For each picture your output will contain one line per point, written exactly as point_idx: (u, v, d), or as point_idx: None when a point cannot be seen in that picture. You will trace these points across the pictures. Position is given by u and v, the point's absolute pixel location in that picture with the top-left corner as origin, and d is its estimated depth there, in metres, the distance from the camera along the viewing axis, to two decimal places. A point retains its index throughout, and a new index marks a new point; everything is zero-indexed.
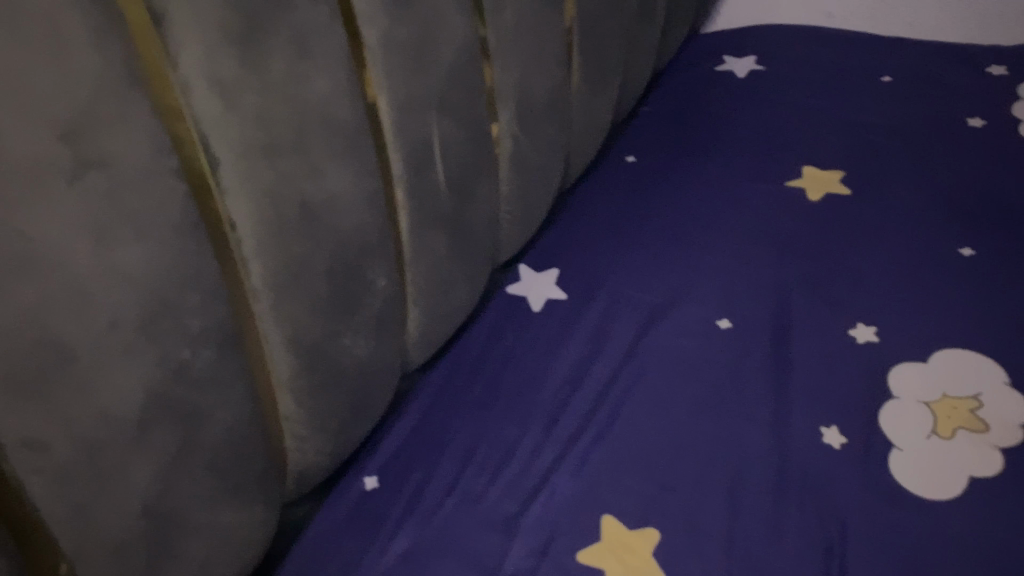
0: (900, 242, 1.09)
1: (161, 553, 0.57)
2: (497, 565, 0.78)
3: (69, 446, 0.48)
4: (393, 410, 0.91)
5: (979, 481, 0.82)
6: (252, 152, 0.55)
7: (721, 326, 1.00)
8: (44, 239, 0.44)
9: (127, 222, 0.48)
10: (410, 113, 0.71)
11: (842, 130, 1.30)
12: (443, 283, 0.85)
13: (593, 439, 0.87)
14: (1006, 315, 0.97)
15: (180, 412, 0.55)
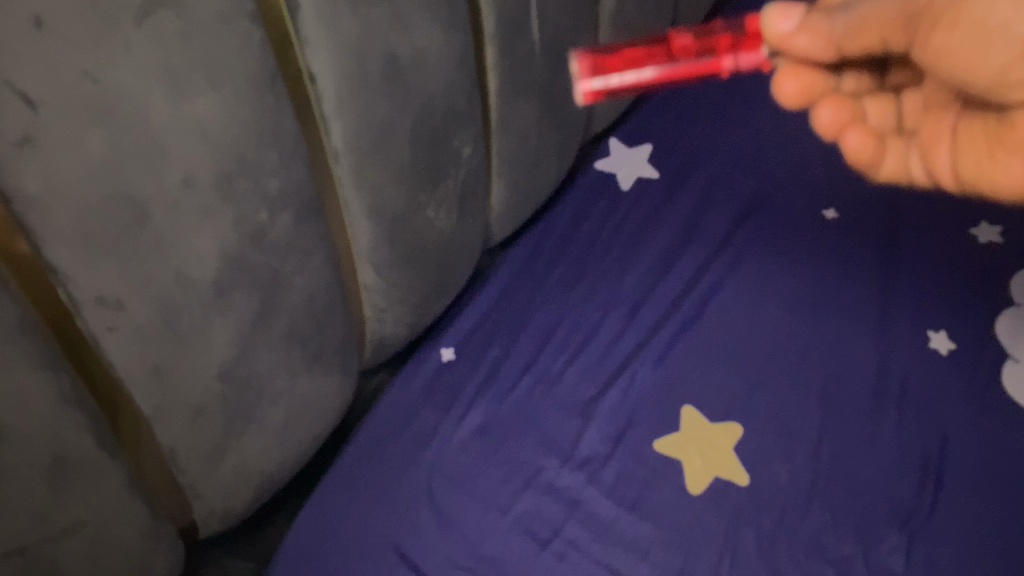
0: None
1: (240, 418, 0.57)
2: (572, 448, 0.76)
3: (144, 308, 0.46)
4: (473, 283, 0.87)
5: None
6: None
7: (827, 216, 0.93)
8: (114, 86, 0.40)
9: (201, 72, 0.44)
10: None
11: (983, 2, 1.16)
12: (531, 156, 0.80)
13: (680, 327, 0.83)
14: None
15: (258, 279, 0.53)
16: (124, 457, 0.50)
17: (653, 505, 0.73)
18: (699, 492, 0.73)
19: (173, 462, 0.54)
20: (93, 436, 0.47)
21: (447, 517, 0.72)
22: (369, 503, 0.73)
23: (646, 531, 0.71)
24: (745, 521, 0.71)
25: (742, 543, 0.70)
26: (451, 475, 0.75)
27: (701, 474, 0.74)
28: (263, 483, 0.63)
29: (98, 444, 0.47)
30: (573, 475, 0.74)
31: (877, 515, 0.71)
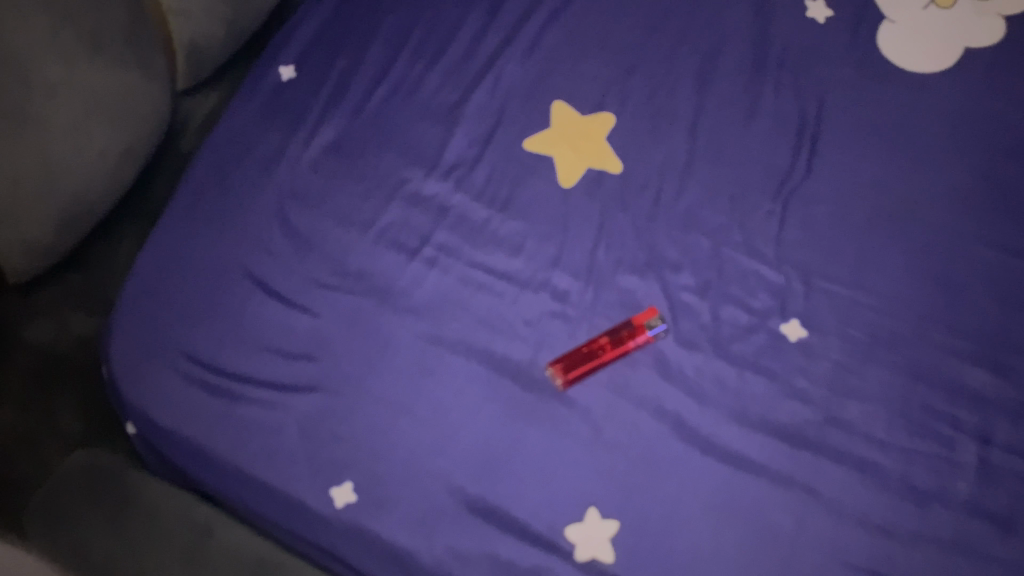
0: (908, 90, 0.89)
1: (85, 298, 0.93)
2: (438, 157, 0.89)
3: (40, 217, 0.72)
4: (298, 87, 0.94)
5: (928, 42, 0.93)
6: (137, 44, 0.76)
7: (657, 24, 0.96)
8: (52, 155, 0.71)
9: (69, 109, 0.71)
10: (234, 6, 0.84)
11: None
12: (360, 48, 0.96)
13: (550, 19, 0.97)
14: (979, 69, 0.90)
15: (74, 210, 0.76)
16: (62, 221, 0.75)
17: (518, 202, 0.86)
18: (571, 184, 0.86)
19: (53, 252, 0.77)
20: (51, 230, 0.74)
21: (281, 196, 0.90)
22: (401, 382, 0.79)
23: (499, 217, 0.85)
24: (536, 158, 0.88)
25: (491, 176, 0.88)
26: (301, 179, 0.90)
27: (576, 165, 0.87)
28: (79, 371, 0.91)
29: (53, 226, 0.74)
30: (440, 181, 0.88)
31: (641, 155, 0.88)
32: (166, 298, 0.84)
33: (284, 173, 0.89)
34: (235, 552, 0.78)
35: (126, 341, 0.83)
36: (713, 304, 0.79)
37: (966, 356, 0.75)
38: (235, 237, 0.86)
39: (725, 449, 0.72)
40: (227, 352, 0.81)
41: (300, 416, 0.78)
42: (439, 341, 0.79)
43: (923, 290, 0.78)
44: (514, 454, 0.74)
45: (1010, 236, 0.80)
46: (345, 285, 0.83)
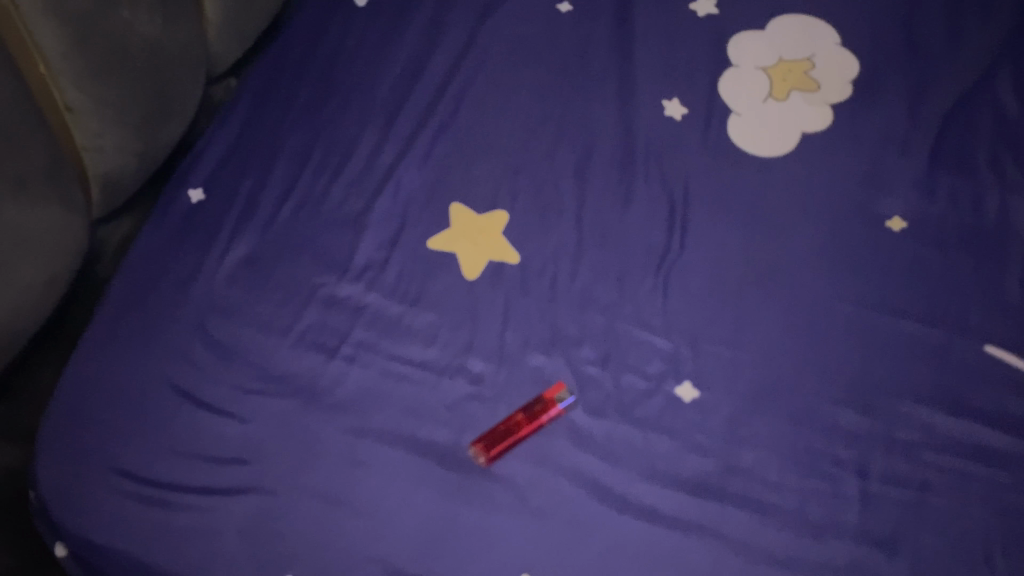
0: (758, 173, 1.03)
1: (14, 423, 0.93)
2: (349, 261, 0.96)
3: None
4: (209, 207, 0.99)
5: (773, 131, 1.07)
6: (64, 184, 0.78)
7: (538, 128, 1.07)
8: None
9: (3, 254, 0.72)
10: (149, 137, 0.88)
11: (703, 41, 1.16)
12: (266, 166, 1.03)
13: (440, 129, 1.06)
14: (815, 151, 1.05)
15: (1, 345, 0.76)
16: None
17: (429, 296, 0.93)
18: (475, 277, 0.94)
19: None
20: None
21: (199, 306, 0.93)
22: (334, 475, 0.82)
23: (412, 311, 0.92)
24: (440, 255, 0.96)
25: (400, 274, 0.95)
26: (218, 293, 0.93)
27: (478, 259, 0.96)
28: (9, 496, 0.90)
29: None
30: (353, 283, 0.94)
31: (536, 244, 0.97)
32: (95, 418, 0.86)
33: (202, 288, 0.94)
34: None
35: (56, 461, 0.84)
36: (614, 373, 0.88)
37: (836, 399, 0.86)
38: (158, 354, 0.90)
39: (640, 504, 0.80)
40: (161, 465, 0.83)
41: (238, 517, 0.80)
42: (366, 435, 0.84)
43: (792, 343, 0.89)
44: (449, 533, 0.79)
45: (859, 290, 0.93)
46: (271, 389, 0.87)
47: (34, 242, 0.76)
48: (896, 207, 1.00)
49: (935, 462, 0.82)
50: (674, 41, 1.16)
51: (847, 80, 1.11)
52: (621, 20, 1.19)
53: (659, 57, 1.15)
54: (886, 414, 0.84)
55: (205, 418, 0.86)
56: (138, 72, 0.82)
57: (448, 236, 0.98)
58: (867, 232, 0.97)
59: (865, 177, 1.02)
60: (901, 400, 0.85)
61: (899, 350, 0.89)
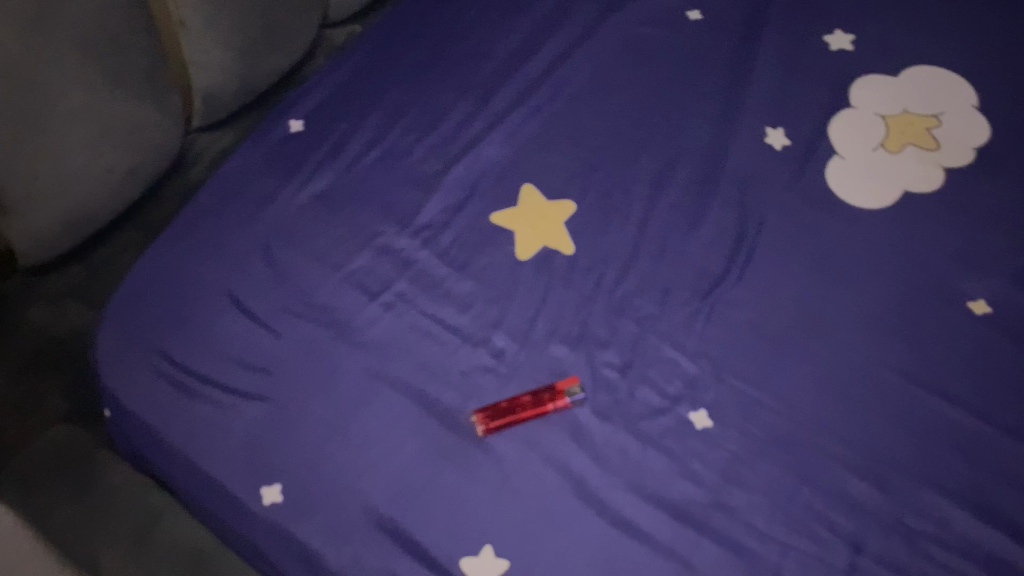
0: (843, 221, 0.99)
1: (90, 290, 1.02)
2: (413, 216, 0.99)
3: (46, 218, 0.84)
4: (304, 139, 1.06)
5: (874, 182, 1.02)
6: (159, 89, 0.87)
7: (630, 129, 1.07)
8: (64, 171, 0.82)
9: (87, 136, 0.82)
10: (253, 66, 0.95)
11: (827, 77, 1.12)
12: (364, 112, 1.08)
13: (535, 110, 1.08)
14: (912, 212, 0.99)
15: (79, 216, 0.87)
16: (65, 223, 0.86)
17: (476, 266, 0.95)
18: (526, 258, 0.96)
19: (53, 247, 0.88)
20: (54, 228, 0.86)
21: (269, 226, 0.99)
22: (341, 408, 0.86)
23: (457, 276, 0.95)
24: (498, 231, 0.98)
25: (456, 239, 0.98)
26: (289, 219, 0.99)
27: (534, 242, 0.97)
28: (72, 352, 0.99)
29: (55, 225, 0.85)
30: (410, 237, 0.98)
31: (594, 241, 0.97)
32: (155, 302, 0.94)
33: (275, 211, 1.00)
34: (175, 541, 0.85)
35: (113, 333, 0.93)
36: (631, 383, 0.87)
37: (851, 466, 0.82)
38: (220, 260, 0.97)
39: (616, 513, 0.80)
40: (198, 358, 0.90)
41: (247, 421, 0.86)
42: (380, 380, 0.88)
43: (822, 399, 0.86)
44: (427, 488, 0.81)
45: (911, 364, 0.88)
46: (309, 316, 0.93)
47: (119, 133, 0.85)
48: (981, 289, 0.93)
49: (939, 558, 0.77)
50: (795, 71, 1.12)
51: (971, 146, 1.04)
52: (748, 38, 1.16)
53: (774, 83, 1.11)
54: (899, 495, 0.80)
55: (245, 327, 0.92)
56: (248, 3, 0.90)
57: (512, 214, 0.99)
58: (940, 307, 0.92)
59: (958, 251, 0.96)
60: (921, 486, 0.81)
61: (935, 435, 0.84)
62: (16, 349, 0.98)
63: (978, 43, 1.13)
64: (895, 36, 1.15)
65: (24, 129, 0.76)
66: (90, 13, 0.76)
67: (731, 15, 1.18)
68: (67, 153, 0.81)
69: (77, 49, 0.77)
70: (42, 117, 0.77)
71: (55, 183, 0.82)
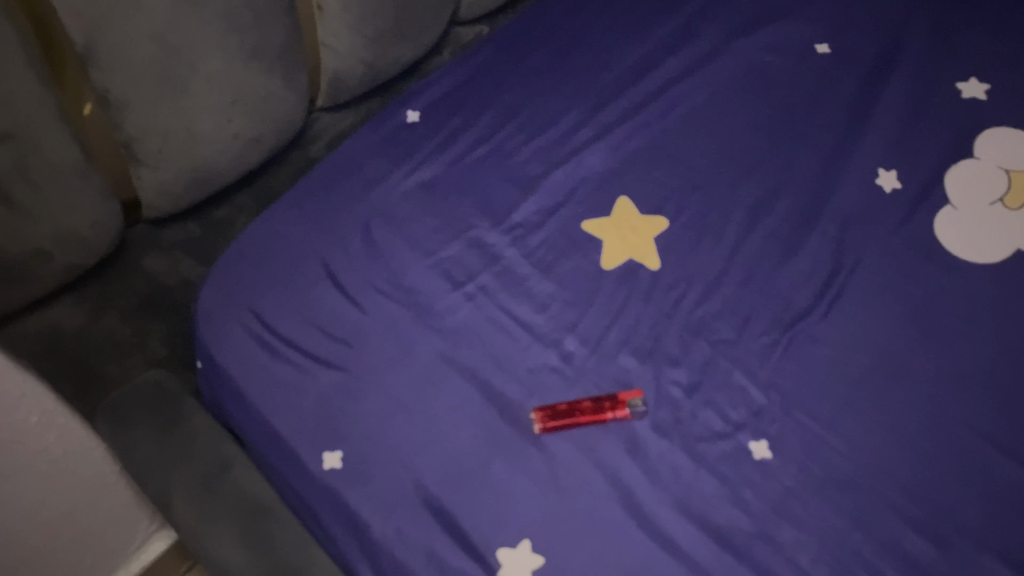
0: (945, 272, 0.95)
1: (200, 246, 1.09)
2: (507, 214, 1.02)
3: (172, 178, 0.88)
4: (417, 130, 1.11)
5: (985, 236, 0.98)
6: (294, 67, 0.92)
7: (735, 155, 1.06)
8: (198, 134, 0.86)
9: (222, 104, 0.86)
10: (380, 53, 1.00)
11: (953, 124, 1.07)
12: (477, 110, 1.12)
13: (643, 124, 1.09)
14: (1022, 272, 0.94)
15: (201, 180, 0.91)
16: (187, 185, 0.91)
17: (560, 269, 0.97)
18: (610, 268, 0.97)
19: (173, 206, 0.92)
20: (177, 189, 0.90)
21: (372, 208, 1.04)
22: (409, 387, 0.90)
23: (540, 276, 0.97)
24: (586, 238, 1.00)
25: (545, 241, 1.00)
26: (391, 203, 1.05)
27: (620, 253, 0.98)
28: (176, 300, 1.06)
29: (179, 186, 0.90)
30: (501, 234, 1.01)
31: (680, 260, 0.98)
32: (256, 266, 1.01)
33: (380, 194, 1.05)
34: (243, 492, 0.91)
35: (215, 289, 1.00)
36: (696, 404, 0.87)
37: (911, 522, 0.78)
38: (323, 234, 1.03)
39: (658, 528, 0.80)
40: (287, 322, 0.96)
41: (322, 386, 0.91)
42: (450, 366, 0.91)
43: (893, 449, 0.83)
44: (477, 474, 0.84)
45: (995, 427, 0.84)
46: (394, 296, 0.97)
47: (253, 105, 0.89)
48: None
49: None
50: (920, 115, 1.08)
51: None
52: (875, 74, 1.12)
53: (895, 124, 1.08)
54: (958, 558, 0.77)
55: (333, 299, 0.98)
56: None
57: (603, 224, 1.01)
58: None
59: None
60: (983, 552, 0.77)
61: (1009, 506, 0.79)
62: (128, 286, 1.03)
63: None
64: None
65: (169, 86, 0.80)
66: None
67: (862, 52, 1.15)
68: (203, 119, 0.86)
69: (231, 22, 0.81)
70: (187, 76, 0.81)
71: (187, 145, 0.86)
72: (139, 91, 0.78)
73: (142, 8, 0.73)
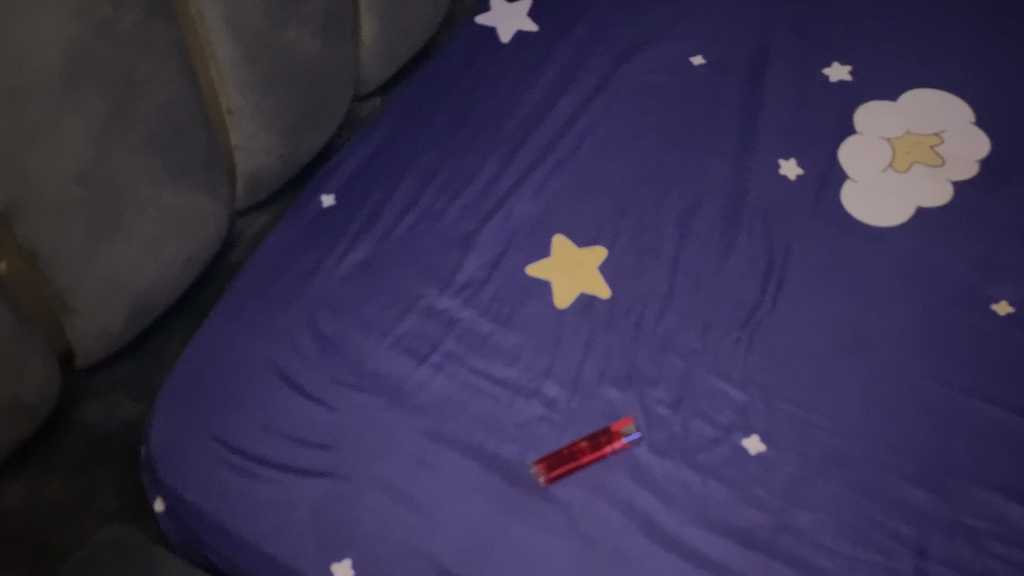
0: (865, 241, 1.02)
1: (139, 383, 1.03)
2: (452, 278, 1.03)
3: (112, 315, 0.84)
4: (338, 213, 1.10)
5: (887, 201, 1.06)
6: (217, 176, 0.90)
7: (649, 176, 1.12)
8: (132, 266, 0.83)
9: (152, 231, 0.83)
10: (294, 144, 0.99)
11: (830, 106, 1.17)
12: (392, 183, 1.12)
13: (557, 165, 1.13)
14: (929, 226, 1.03)
15: (140, 310, 0.88)
16: (127, 318, 0.87)
17: (519, 320, 0.98)
18: (565, 306, 0.99)
19: (116, 342, 0.88)
20: (118, 325, 0.86)
21: (314, 300, 1.02)
22: (404, 472, 0.88)
23: (502, 330, 0.98)
24: (535, 283, 1.02)
25: (497, 295, 1.01)
26: (332, 292, 1.02)
27: (571, 290, 1.00)
28: (122, 447, 0.99)
29: (120, 321, 0.86)
30: (451, 298, 1.01)
31: (629, 284, 1.01)
32: (207, 389, 0.96)
33: (318, 285, 1.03)
34: None
35: (167, 424, 0.94)
36: (685, 417, 0.89)
37: (908, 476, 0.83)
38: (268, 338, 0.99)
39: (686, 546, 0.81)
40: (257, 442, 0.92)
41: (312, 495, 0.88)
42: (438, 441, 0.90)
43: (871, 414, 0.88)
44: (497, 542, 0.83)
45: (950, 370, 0.90)
46: (362, 384, 0.95)
47: (182, 224, 0.87)
48: (1005, 293, 0.96)
49: (1005, 554, 0.78)
50: (802, 103, 1.17)
51: (975, 158, 1.08)
52: (749, 78, 1.22)
53: (781, 118, 1.16)
54: (957, 498, 0.82)
55: (298, 402, 0.94)
56: (293, 85, 0.94)
57: (547, 267, 1.03)
58: (971, 315, 0.95)
59: (979, 259, 0.99)
60: (975, 486, 0.82)
61: (984, 439, 0.86)
62: (69, 445, 0.97)
63: (972, 62, 1.18)
64: (892, 62, 1.20)
65: (100, 224, 0.77)
66: (162, 107, 0.79)
67: (734, 57, 1.24)
68: (135, 250, 0.82)
69: (151, 146, 0.79)
70: (115, 210, 0.78)
71: (123, 280, 0.83)
72: (69, 237, 0.75)
73: (63, 152, 0.70)
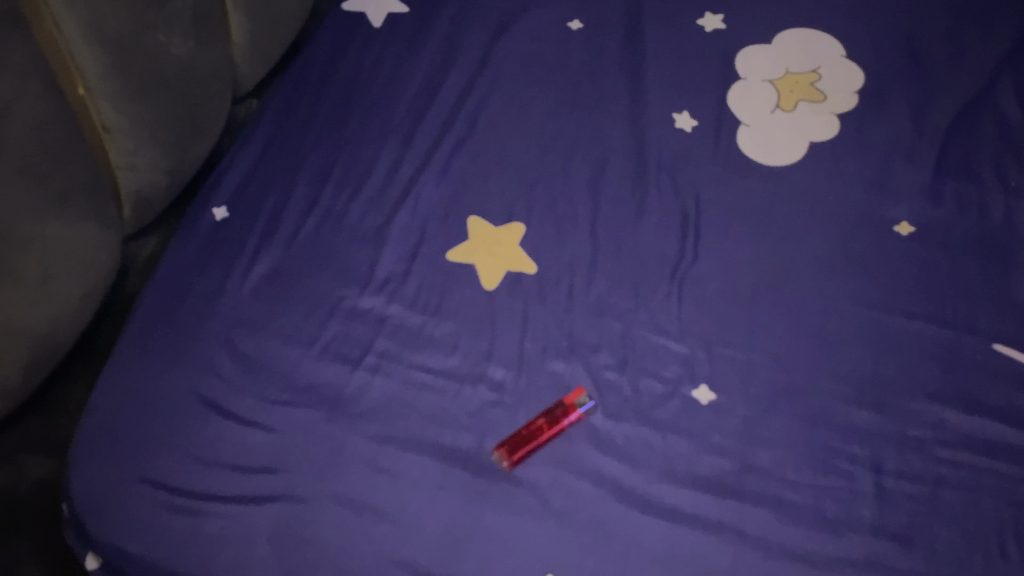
0: (768, 181, 1.05)
1: (43, 442, 0.96)
2: (371, 274, 0.98)
3: (8, 371, 0.76)
4: (236, 223, 1.02)
5: (782, 141, 1.09)
6: (101, 201, 0.81)
7: (551, 143, 1.11)
8: (24, 314, 0.74)
9: (40, 272, 0.75)
10: (179, 156, 0.91)
11: (710, 55, 1.19)
12: (287, 184, 1.06)
13: (456, 145, 1.10)
14: (823, 158, 1.07)
15: (39, 359, 0.80)
16: (26, 371, 0.78)
17: (449, 307, 0.95)
18: (494, 286, 0.97)
19: (16, 398, 0.80)
20: (17, 379, 0.78)
21: (226, 318, 0.95)
22: (360, 482, 0.84)
23: (433, 321, 0.94)
24: (458, 268, 0.99)
25: (421, 285, 0.98)
26: (244, 307, 0.96)
27: (497, 270, 0.98)
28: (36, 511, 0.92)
29: (19, 375, 0.77)
30: (374, 295, 0.97)
31: (553, 256, 1.00)
32: (124, 432, 0.88)
33: (227, 302, 0.96)
34: None
35: (86, 476, 0.86)
36: (632, 378, 0.90)
37: (850, 400, 0.87)
38: (183, 367, 0.91)
39: (660, 505, 0.81)
40: (193, 477, 0.85)
41: (267, 524, 0.82)
42: (391, 445, 0.86)
43: (806, 345, 0.91)
44: (473, 536, 0.80)
45: (868, 293, 0.95)
46: (297, 399, 0.89)
47: (71, 258, 0.78)
48: (904, 212, 1.02)
49: (950, 458, 0.83)
50: (684, 55, 1.19)
51: (852, 91, 1.14)
52: (628, 36, 1.22)
53: (667, 72, 1.18)
54: (898, 412, 0.86)
55: (229, 428, 0.88)
56: (170, 93, 0.85)
57: (467, 249, 1.00)
58: (876, 237, 0.99)
59: (874, 185, 1.04)
60: (911, 398, 0.87)
61: (911, 352, 0.90)
62: None
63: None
64: (759, 7, 1.24)
65: None
66: (32, 132, 0.70)
67: (610, 17, 1.25)
68: (25, 296, 0.74)
69: (26, 177, 0.70)
70: None
71: (16, 331, 0.74)
72: None
73: None
